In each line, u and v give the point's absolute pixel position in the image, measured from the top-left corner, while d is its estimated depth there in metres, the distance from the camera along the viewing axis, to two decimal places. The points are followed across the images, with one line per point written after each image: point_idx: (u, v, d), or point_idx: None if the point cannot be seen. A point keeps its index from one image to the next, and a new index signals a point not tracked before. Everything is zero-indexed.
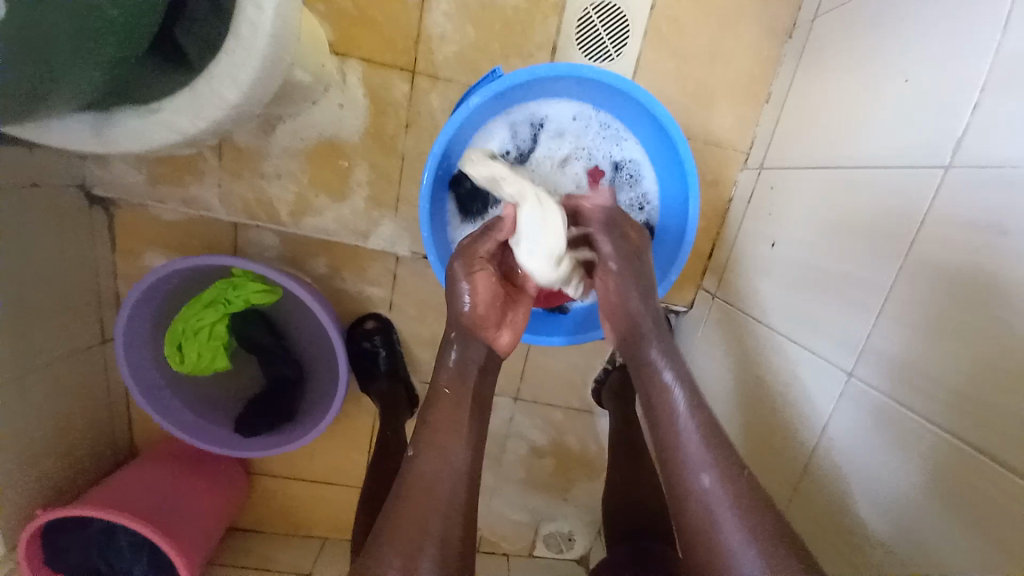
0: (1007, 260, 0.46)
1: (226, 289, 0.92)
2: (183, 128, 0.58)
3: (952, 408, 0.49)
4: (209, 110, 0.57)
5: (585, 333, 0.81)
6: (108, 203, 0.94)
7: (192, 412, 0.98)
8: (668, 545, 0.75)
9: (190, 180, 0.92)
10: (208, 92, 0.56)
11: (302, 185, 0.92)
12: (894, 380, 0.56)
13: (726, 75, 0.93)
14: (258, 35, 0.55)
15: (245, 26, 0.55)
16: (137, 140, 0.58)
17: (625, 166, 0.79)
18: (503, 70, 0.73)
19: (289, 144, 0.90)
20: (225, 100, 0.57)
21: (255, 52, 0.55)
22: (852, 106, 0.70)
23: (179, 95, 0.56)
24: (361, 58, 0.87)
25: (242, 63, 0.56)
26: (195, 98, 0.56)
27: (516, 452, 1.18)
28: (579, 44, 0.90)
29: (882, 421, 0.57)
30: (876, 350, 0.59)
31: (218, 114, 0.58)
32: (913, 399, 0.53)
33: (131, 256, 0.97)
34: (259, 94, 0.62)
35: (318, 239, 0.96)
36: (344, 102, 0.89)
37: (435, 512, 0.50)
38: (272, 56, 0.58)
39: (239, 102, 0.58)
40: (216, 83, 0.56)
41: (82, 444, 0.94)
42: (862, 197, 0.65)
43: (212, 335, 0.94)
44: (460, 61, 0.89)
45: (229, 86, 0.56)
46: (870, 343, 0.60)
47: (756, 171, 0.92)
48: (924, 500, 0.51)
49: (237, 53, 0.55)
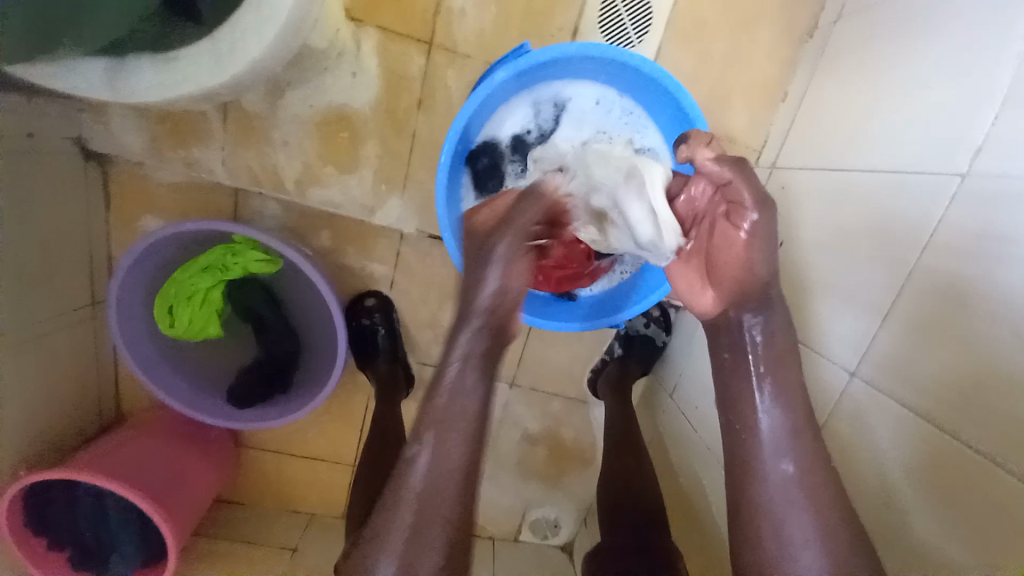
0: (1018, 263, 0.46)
1: (226, 255, 0.90)
2: (203, 82, 0.56)
3: (959, 412, 0.50)
4: (231, 66, 0.56)
5: (601, 318, 0.81)
6: (106, 161, 0.91)
7: (185, 381, 0.97)
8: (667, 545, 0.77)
9: (193, 142, 0.89)
10: (233, 46, 0.55)
11: (310, 155, 0.90)
12: (895, 381, 0.57)
13: (745, 73, 0.92)
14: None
15: None
16: (156, 91, 0.56)
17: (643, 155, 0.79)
18: (529, 47, 0.72)
19: (298, 112, 0.88)
20: (248, 55, 0.56)
21: (280, 7, 0.55)
22: (870, 108, 0.71)
23: (201, 48, 0.55)
24: (378, 29, 0.85)
25: (265, 18, 0.55)
26: (218, 51, 0.55)
27: (509, 438, 1.19)
28: (600, 29, 0.88)
29: (883, 420, 0.58)
30: (879, 352, 0.60)
31: (240, 69, 0.57)
32: (913, 400, 0.55)
33: (128, 217, 0.95)
34: (278, 52, 0.61)
35: (323, 212, 0.94)
36: (358, 71, 0.86)
37: (447, 497, 0.50)
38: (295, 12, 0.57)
39: (260, 57, 0.57)
40: (243, 38, 0.55)
41: (69, 406, 0.92)
42: (874, 197, 0.66)
43: (206, 300, 0.92)
44: (480, 39, 0.87)
45: (253, 42, 0.55)
46: (871, 345, 0.61)
47: (768, 171, 0.92)
48: (930, 499, 0.52)
49: (265, 9, 0.54)
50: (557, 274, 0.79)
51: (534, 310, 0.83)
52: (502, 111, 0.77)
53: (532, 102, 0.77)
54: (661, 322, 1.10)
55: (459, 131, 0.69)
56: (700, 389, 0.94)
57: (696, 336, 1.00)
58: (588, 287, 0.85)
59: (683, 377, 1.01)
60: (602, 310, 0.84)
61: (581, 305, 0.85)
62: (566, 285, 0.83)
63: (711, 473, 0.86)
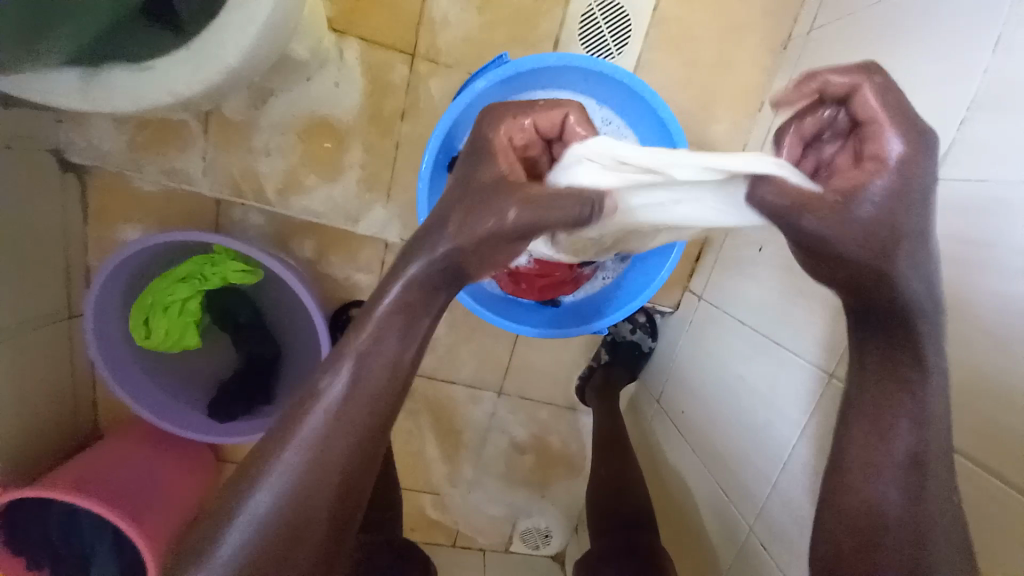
0: (1005, 272, 0.47)
1: (205, 265, 0.89)
2: (179, 89, 0.56)
3: (950, 422, 0.50)
4: (208, 72, 0.55)
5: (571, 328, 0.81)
6: (84, 170, 0.90)
7: (162, 392, 0.94)
8: (659, 552, 0.77)
9: (173, 151, 0.88)
10: (211, 53, 0.55)
11: (293, 164, 0.90)
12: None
13: (724, 81, 0.94)
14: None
15: None
16: (131, 99, 0.55)
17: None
18: (510, 57, 0.73)
19: (281, 121, 0.88)
20: (225, 62, 0.55)
21: (258, 16, 0.55)
22: None
23: (177, 54, 0.54)
24: (361, 38, 0.85)
25: (244, 26, 0.55)
26: (196, 59, 0.55)
27: (497, 446, 1.18)
28: (581, 39, 0.90)
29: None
30: None
31: (219, 76, 0.56)
32: None
33: (106, 228, 0.93)
34: (257, 61, 0.61)
35: (306, 221, 0.94)
36: (341, 80, 0.87)
37: (318, 463, 0.41)
38: (273, 21, 0.57)
39: (238, 65, 0.57)
40: (220, 44, 0.55)
41: (44, 422, 0.89)
42: None
43: (183, 311, 0.90)
44: (463, 48, 0.88)
45: (231, 48, 0.55)
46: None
47: None
48: None
49: (243, 15, 0.54)
50: (540, 281, 0.81)
51: (499, 315, 0.80)
52: None
53: None
54: (647, 327, 1.10)
55: (441, 138, 0.70)
56: (689, 396, 0.93)
57: (683, 342, 1.00)
58: (572, 293, 0.85)
59: (670, 382, 1.01)
60: (585, 315, 0.84)
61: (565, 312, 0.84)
62: (549, 293, 0.83)
63: (699, 479, 0.86)
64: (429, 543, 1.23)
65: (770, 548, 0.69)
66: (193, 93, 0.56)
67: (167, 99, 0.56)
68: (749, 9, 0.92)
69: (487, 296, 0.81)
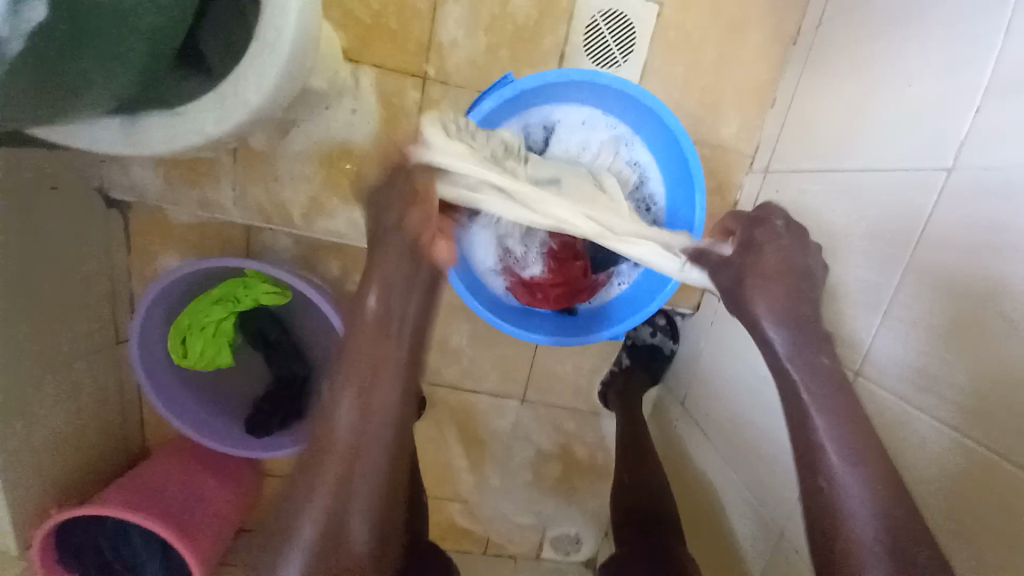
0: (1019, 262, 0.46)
1: (238, 287, 0.93)
2: (208, 132, 0.59)
3: (978, 418, 0.48)
4: (236, 113, 0.59)
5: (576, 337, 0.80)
6: (125, 206, 0.96)
7: (203, 413, 0.99)
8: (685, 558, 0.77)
9: (204, 182, 0.94)
10: (234, 94, 0.58)
11: (316, 189, 0.94)
12: (913, 395, 0.55)
13: (733, 81, 0.94)
14: (282, 39, 0.57)
15: (269, 31, 0.57)
16: (167, 142, 0.59)
17: (632, 169, 0.82)
18: (514, 75, 0.75)
19: (302, 149, 0.92)
20: (249, 102, 0.59)
21: (279, 56, 0.58)
22: (855, 111, 0.72)
23: (205, 99, 0.58)
24: (373, 65, 0.89)
25: (266, 68, 0.58)
26: (221, 102, 0.58)
27: (522, 454, 1.19)
28: (586, 50, 0.92)
29: (900, 429, 0.56)
30: (888, 355, 0.59)
31: (242, 116, 0.59)
32: (940, 410, 0.52)
33: (147, 257, 1.00)
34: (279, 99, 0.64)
35: (330, 241, 0.98)
36: (357, 107, 0.90)
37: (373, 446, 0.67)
38: (293, 62, 0.60)
39: (262, 105, 0.60)
40: (244, 87, 0.58)
41: (94, 439, 0.97)
42: (874, 195, 0.65)
43: (217, 330, 0.96)
44: (470, 67, 0.91)
45: (254, 89, 0.58)
46: (883, 344, 0.60)
47: (761, 175, 0.94)
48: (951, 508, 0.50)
49: (263, 58, 0.58)
50: (556, 289, 0.83)
51: (510, 322, 0.81)
52: None
53: (523, 124, 0.80)
54: (668, 330, 1.10)
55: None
56: (712, 398, 0.93)
57: (704, 345, 1.00)
58: (587, 300, 0.85)
59: (694, 384, 1.00)
60: (601, 321, 0.84)
61: (583, 320, 0.85)
62: (562, 301, 0.84)
63: (723, 481, 0.86)
64: (460, 551, 1.25)
65: (802, 550, 0.67)
66: (223, 132, 0.60)
67: (200, 139, 0.59)
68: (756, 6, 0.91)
69: (503, 306, 0.83)
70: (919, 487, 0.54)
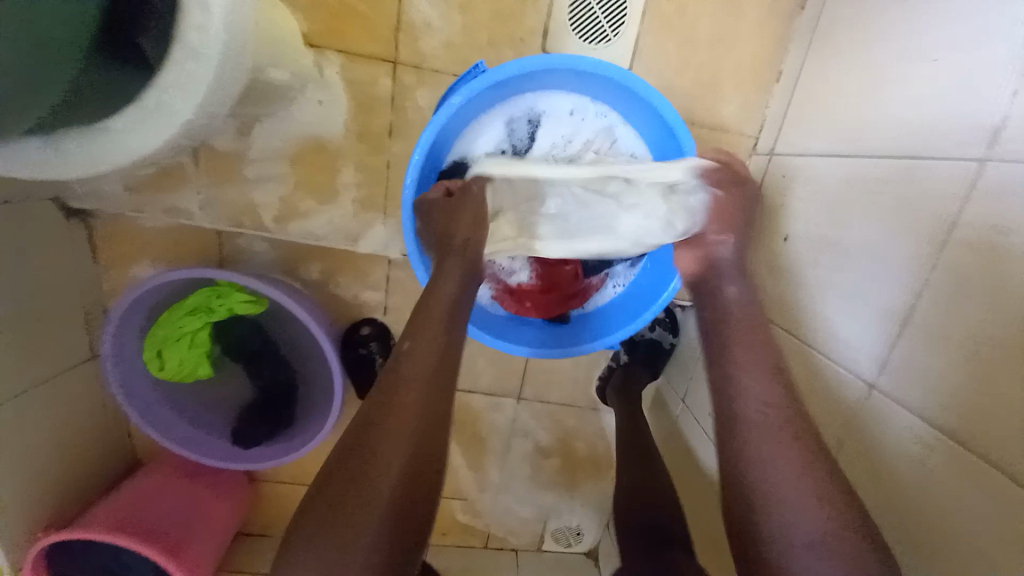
0: None
1: (211, 297, 0.88)
2: (140, 150, 0.54)
3: (1001, 445, 0.44)
4: (163, 128, 0.53)
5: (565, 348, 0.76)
6: (88, 214, 0.90)
7: (190, 426, 0.96)
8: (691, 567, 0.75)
9: (168, 186, 0.86)
10: (161, 105, 0.52)
11: (288, 190, 0.87)
12: (933, 412, 0.50)
13: (733, 55, 0.87)
14: (207, 40, 0.51)
15: (192, 30, 0.51)
16: (92, 164, 0.53)
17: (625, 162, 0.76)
18: (485, 64, 0.66)
19: (269, 147, 0.85)
20: (179, 112, 0.53)
21: (209, 59, 0.52)
22: (869, 90, 0.65)
23: (130, 111, 0.52)
24: (340, 51, 0.81)
25: (195, 74, 0.52)
26: (146, 113, 0.52)
27: (521, 451, 1.17)
28: (573, 27, 0.83)
29: (915, 447, 0.52)
30: (906, 368, 0.54)
31: (173, 128, 0.54)
32: (958, 429, 0.48)
33: (118, 269, 0.95)
34: (219, 102, 0.58)
35: (307, 245, 0.92)
36: (324, 98, 0.83)
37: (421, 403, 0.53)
38: (225, 62, 0.54)
39: (195, 113, 0.54)
40: (169, 95, 0.52)
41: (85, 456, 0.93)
42: (894, 188, 0.58)
43: (194, 342, 0.91)
44: (447, 49, 0.83)
45: (181, 99, 0.53)
46: (904, 357, 0.55)
47: (767, 157, 0.87)
48: (975, 540, 0.46)
49: (189, 64, 0.51)
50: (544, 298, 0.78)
51: (494, 332, 0.77)
52: (472, 130, 0.74)
53: (505, 118, 0.74)
54: (667, 323, 1.06)
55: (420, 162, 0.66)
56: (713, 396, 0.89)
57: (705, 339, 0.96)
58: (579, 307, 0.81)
59: (694, 379, 0.97)
60: (595, 329, 0.79)
61: (575, 328, 0.80)
62: (554, 310, 0.79)
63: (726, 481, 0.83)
64: (462, 546, 1.24)
65: None
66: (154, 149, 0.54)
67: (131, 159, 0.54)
68: None
69: (489, 318, 0.78)
70: (937, 510, 0.49)
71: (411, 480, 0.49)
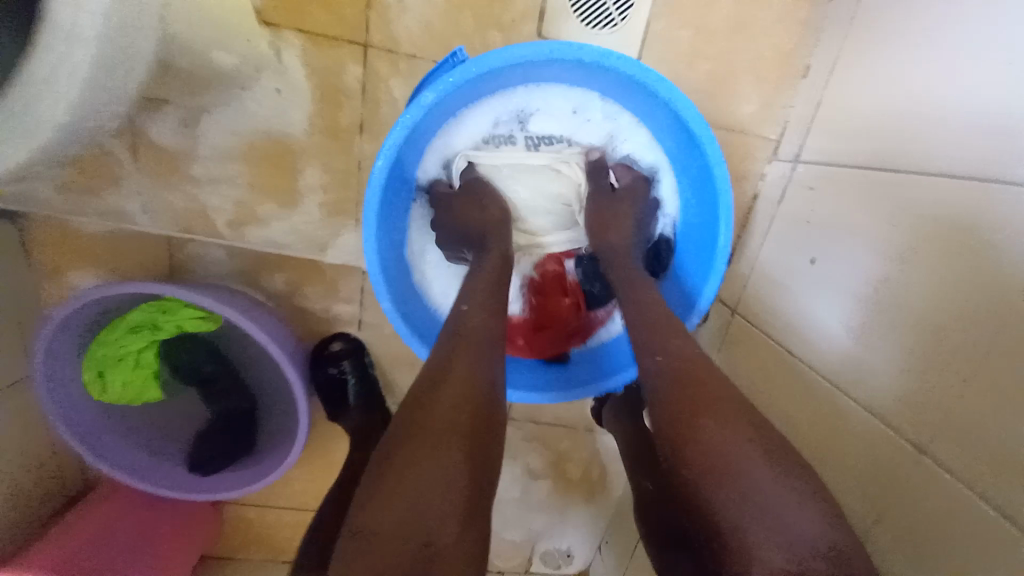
0: None
1: (156, 313, 0.79)
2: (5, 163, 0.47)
3: None
4: (32, 137, 0.46)
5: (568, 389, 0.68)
6: (20, 216, 0.77)
7: (140, 451, 0.85)
8: None
9: (105, 188, 0.76)
10: (23, 111, 0.44)
11: (244, 192, 0.77)
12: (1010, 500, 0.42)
13: (750, 47, 0.77)
14: (79, 21, 0.42)
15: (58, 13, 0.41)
16: None
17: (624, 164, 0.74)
18: (464, 52, 0.58)
19: (221, 143, 0.74)
20: (49, 117, 0.45)
21: (81, 51, 0.43)
22: (921, 94, 0.56)
23: None
24: (301, 32, 0.70)
25: (66, 69, 0.43)
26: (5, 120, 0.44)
27: (509, 473, 1.08)
28: (573, 8, 0.73)
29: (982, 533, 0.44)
30: (970, 436, 0.46)
31: (46, 137, 0.46)
32: None
33: (57, 278, 0.83)
34: (105, 102, 0.50)
35: (268, 253, 0.82)
36: (283, 87, 0.72)
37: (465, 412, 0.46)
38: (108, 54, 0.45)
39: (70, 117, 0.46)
40: (33, 96, 0.44)
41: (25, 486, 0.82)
42: (958, 218, 0.50)
43: (139, 362, 0.82)
44: (426, 31, 0.72)
45: (51, 98, 0.44)
46: (968, 423, 0.46)
47: (792, 163, 0.77)
48: None
49: (56, 57, 0.43)
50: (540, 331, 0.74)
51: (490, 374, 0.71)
52: (460, 124, 0.71)
53: (497, 113, 0.71)
54: None
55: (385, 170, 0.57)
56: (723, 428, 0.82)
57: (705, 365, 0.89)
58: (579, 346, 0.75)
59: None
60: (593, 369, 0.72)
61: (574, 369, 0.73)
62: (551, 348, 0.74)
63: None
64: None
65: None
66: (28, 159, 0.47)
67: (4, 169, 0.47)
68: None
69: None
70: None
71: (474, 461, 0.44)
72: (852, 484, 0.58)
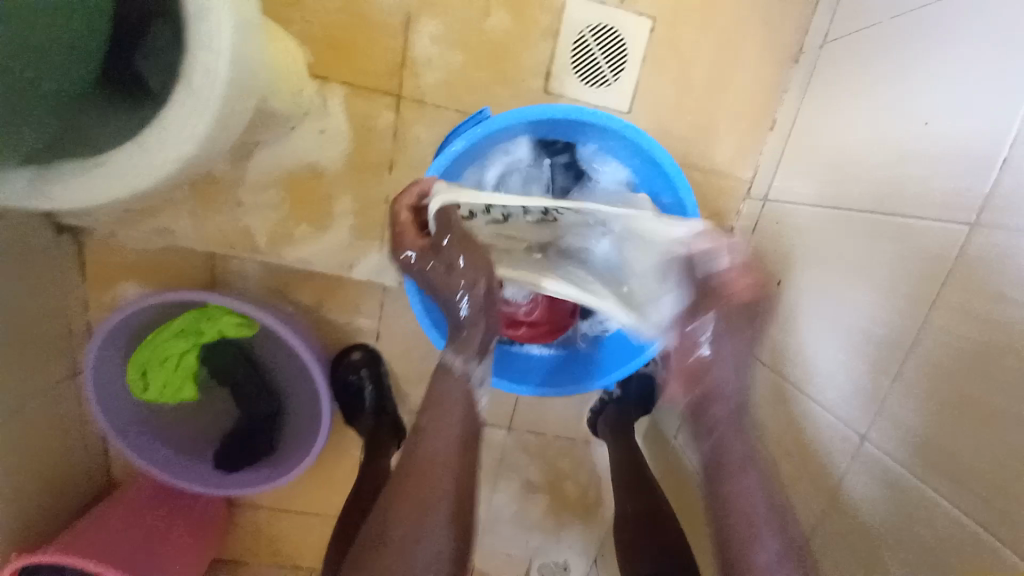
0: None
1: (200, 320, 0.88)
2: (134, 185, 0.55)
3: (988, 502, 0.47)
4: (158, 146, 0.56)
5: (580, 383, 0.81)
6: (81, 231, 0.88)
7: (169, 448, 0.93)
8: None
9: (160, 210, 0.86)
10: (159, 141, 0.55)
11: (283, 217, 0.88)
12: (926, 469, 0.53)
13: (725, 103, 0.90)
14: (210, 76, 0.54)
15: (196, 73, 0.54)
16: (82, 197, 0.55)
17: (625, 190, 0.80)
18: (490, 112, 0.71)
19: (267, 174, 0.86)
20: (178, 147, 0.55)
21: (207, 100, 0.55)
22: (860, 145, 0.69)
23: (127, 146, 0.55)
24: (343, 84, 0.82)
25: (191, 114, 0.55)
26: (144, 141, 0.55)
27: (511, 483, 1.15)
28: (574, 68, 0.86)
29: (921, 508, 0.54)
30: (899, 421, 0.57)
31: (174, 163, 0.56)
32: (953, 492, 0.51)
33: (107, 287, 0.92)
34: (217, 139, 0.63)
35: (300, 271, 0.92)
36: (325, 128, 0.84)
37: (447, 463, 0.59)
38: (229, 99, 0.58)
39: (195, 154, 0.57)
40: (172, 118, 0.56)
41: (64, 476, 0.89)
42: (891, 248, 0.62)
43: (181, 364, 0.90)
44: (449, 84, 0.84)
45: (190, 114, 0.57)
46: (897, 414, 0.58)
47: (760, 202, 0.90)
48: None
49: (194, 87, 0.54)
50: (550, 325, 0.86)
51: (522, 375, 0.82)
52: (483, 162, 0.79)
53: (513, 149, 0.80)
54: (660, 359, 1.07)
55: None
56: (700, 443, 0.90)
57: None
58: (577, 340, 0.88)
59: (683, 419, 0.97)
60: (602, 368, 0.83)
61: (587, 366, 0.84)
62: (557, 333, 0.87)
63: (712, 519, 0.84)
64: None
65: None
66: (192, 153, 0.56)
67: (176, 166, 0.56)
68: (754, 24, 0.87)
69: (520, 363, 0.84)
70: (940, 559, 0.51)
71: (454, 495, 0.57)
72: (823, 478, 0.66)
